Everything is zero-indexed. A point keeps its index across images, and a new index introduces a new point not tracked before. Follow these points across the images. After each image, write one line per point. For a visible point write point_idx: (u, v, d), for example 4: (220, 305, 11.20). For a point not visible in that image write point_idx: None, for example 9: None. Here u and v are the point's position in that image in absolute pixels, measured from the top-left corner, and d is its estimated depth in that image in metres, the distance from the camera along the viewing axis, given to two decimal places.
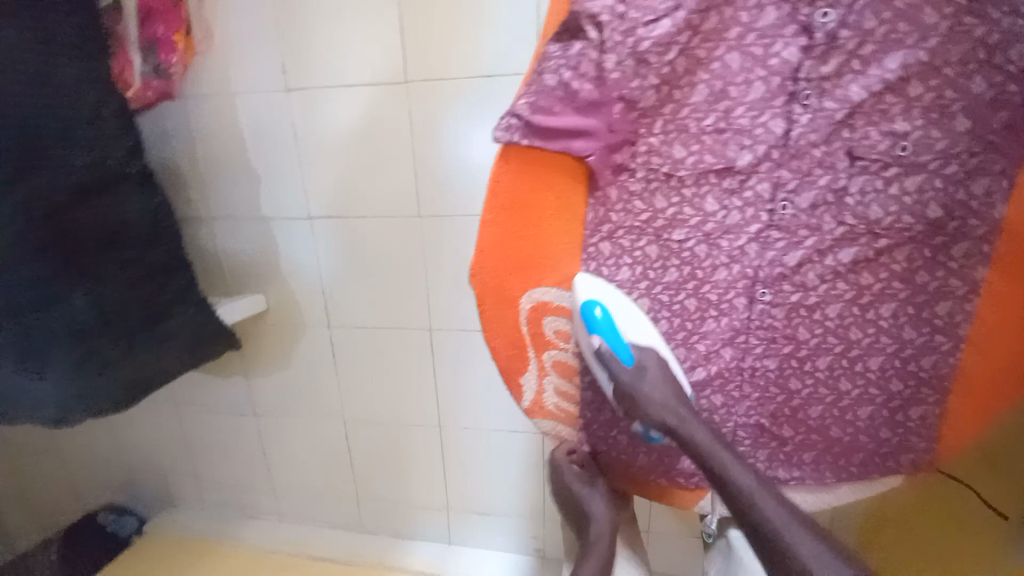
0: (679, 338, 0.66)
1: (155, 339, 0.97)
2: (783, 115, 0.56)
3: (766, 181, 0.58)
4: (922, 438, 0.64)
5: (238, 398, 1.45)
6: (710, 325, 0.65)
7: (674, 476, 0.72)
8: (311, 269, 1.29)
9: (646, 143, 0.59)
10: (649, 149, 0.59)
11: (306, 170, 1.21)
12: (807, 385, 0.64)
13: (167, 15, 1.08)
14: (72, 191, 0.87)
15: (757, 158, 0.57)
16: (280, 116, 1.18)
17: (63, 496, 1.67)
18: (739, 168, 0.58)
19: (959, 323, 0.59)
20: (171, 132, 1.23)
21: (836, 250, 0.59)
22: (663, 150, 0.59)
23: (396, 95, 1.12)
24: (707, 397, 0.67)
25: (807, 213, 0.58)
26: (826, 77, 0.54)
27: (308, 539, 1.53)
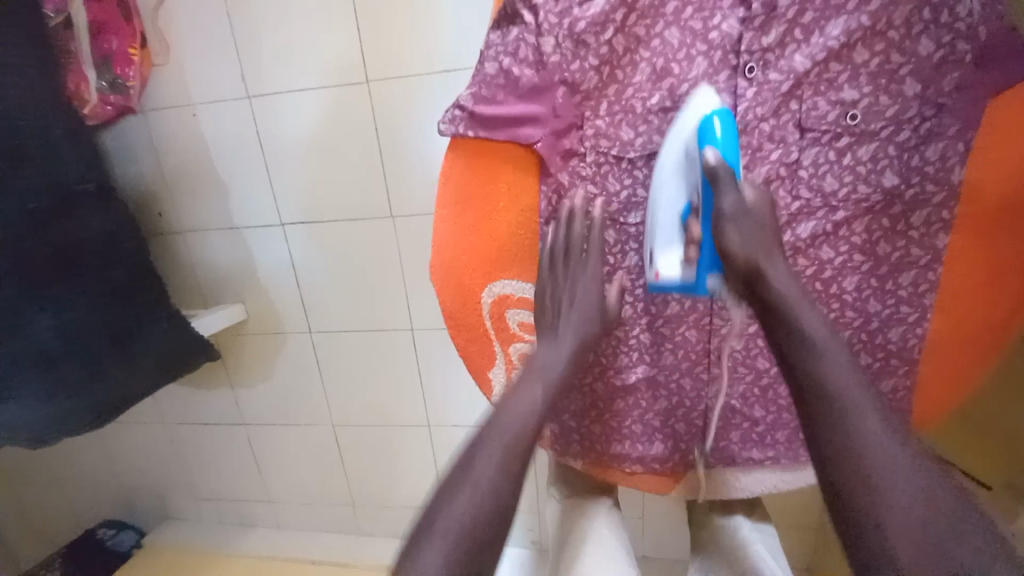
0: (645, 322, 0.66)
1: (130, 360, 0.95)
2: (729, 90, 0.56)
3: None
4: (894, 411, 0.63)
5: (226, 410, 1.44)
6: (674, 308, 0.64)
7: (650, 463, 0.71)
8: (288, 276, 1.28)
9: (594, 126, 0.59)
10: (596, 132, 0.59)
11: (275, 176, 1.19)
12: (775, 363, 0.63)
13: (119, 28, 1.07)
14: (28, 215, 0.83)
15: None
16: (244, 123, 1.16)
17: (60, 515, 1.67)
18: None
19: (924, 293, 0.59)
20: (135, 148, 1.22)
21: (794, 225, 0.58)
22: (610, 133, 0.59)
23: (358, 95, 1.10)
24: (677, 380, 0.67)
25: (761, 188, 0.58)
26: (768, 48, 0.54)
27: (306, 546, 1.53)
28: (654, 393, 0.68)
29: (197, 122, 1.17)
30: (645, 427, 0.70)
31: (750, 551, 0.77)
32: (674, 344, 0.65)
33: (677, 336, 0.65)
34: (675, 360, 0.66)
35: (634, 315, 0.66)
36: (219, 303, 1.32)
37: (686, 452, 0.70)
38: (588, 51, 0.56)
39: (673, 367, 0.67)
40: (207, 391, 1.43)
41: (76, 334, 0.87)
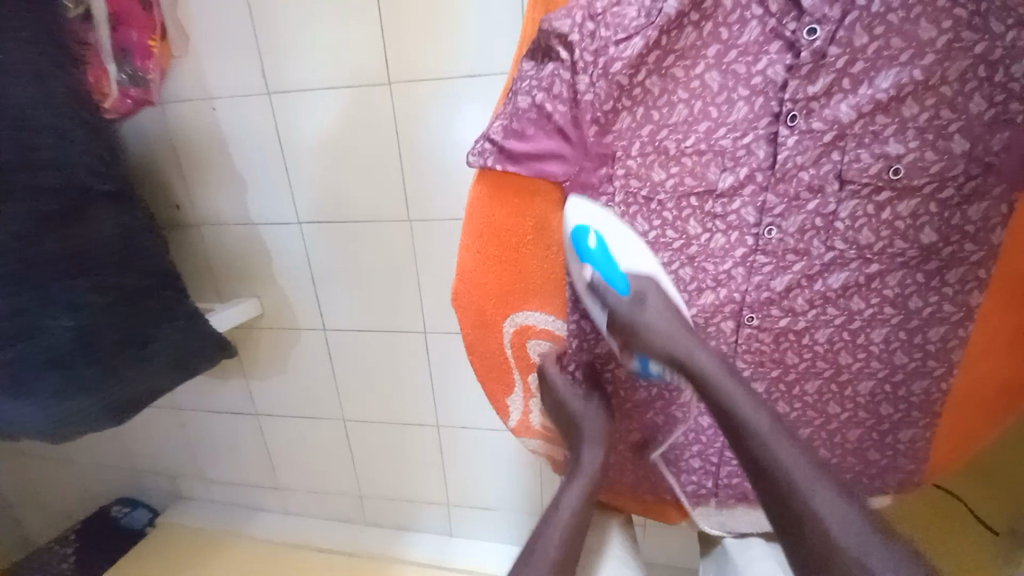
0: None
1: (141, 359, 0.98)
2: (766, 136, 0.58)
3: (750, 205, 0.60)
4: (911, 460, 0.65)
5: (239, 400, 1.46)
6: None
7: (661, 492, 0.73)
8: (303, 273, 1.28)
9: (624, 166, 0.60)
10: (627, 172, 0.60)
11: (293, 175, 1.19)
12: (794, 409, 0.65)
13: (139, 21, 1.05)
14: (55, 213, 0.86)
15: (740, 180, 0.59)
16: (263, 120, 1.15)
17: (74, 488, 1.72)
18: (720, 191, 0.60)
19: (954, 348, 0.60)
20: (155, 139, 1.21)
21: (825, 276, 0.60)
22: (641, 173, 0.60)
23: (379, 96, 1.08)
24: (696, 418, 0.67)
25: (795, 237, 0.59)
26: (812, 97, 0.55)
27: (312, 532, 1.57)
28: (668, 427, 0.68)
29: (217, 117, 1.16)
30: (657, 462, 0.70)
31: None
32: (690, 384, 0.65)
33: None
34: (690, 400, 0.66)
35: None
36: (234, 296, 1.33)
37: (701, 489, 0.70)
38: (630, 97, 0.58)
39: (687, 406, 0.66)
40: (221, 382, 1.45)
41: (91, 334, 0.90)
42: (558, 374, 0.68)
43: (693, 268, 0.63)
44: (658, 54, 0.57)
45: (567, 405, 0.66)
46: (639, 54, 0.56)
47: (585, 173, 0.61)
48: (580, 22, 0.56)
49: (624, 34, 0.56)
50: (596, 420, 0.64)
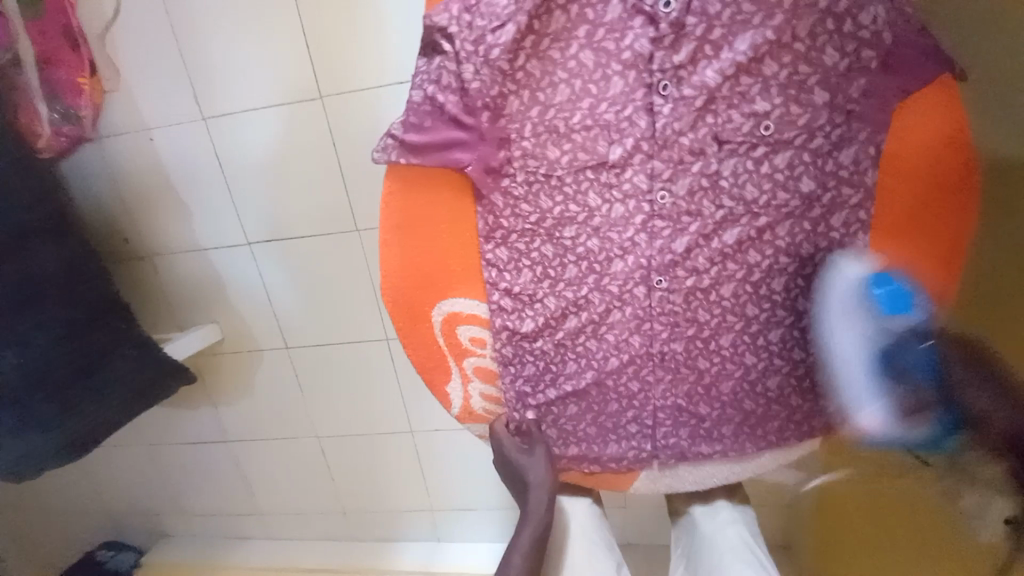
0: (589, 330, 0.70)
1: (98, 388, 0.98)
2: (649, 111, 0.64)
3: (641, 172, 0.65)
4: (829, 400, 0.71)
5: (212, 428, 1.46)
6: (615, 315, 0.69)
7: (605, 463, 0.73)
8: (259, 294, 1.29)
9: (521, 148, 0.66)
10: (524, 153, 0.66)
11: (238, 198, 1.20)
12: (715, 363, 0.70)
13: (67, 59, 1.06)
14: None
15: (628, 151, 0.65)
16: (201, 145, 1.16)
17: (55, 539, 1.68)
18: (612, 162, 0.65)
19: (850, 288, 0.67)
20: (97, 177, 1.22)
21: (721, 232, 0.66)
22: (537, 153, 0.66)
23: (311, 111, 1.11)
24: (626, 383, 0.71)
25: (686, 199, 0.66)
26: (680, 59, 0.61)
27: (300, 554, 1.55)
28: (603, 398, 0.72)
29: (155, 147, 1.18)
30: (599, 430, 0.73)
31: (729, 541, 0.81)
32: (619, 350, 0.70)
33: (621, 341, 0.70)
34: (621, 364, 0.71)
35: (579, 326, 0.70)
36: (193, 325, 1.33)
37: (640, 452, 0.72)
38: (514, 82, 0.64)
39: (619, 371, 0.71)
40: (192, 411, 1.44)
41: (39, 369, 0.90)
42: (506, 434, 0.73)
43: (600, 235, 0.67)
44: (534, 39, 0.63)
45: (512, 461, 0.72)
46: (513, 41, 0.62)
47: (488, 155, 0.66)
48: (457, 16, 0.62)
49: (498, 22, 0.61)
50: (543, 473, 0.70)
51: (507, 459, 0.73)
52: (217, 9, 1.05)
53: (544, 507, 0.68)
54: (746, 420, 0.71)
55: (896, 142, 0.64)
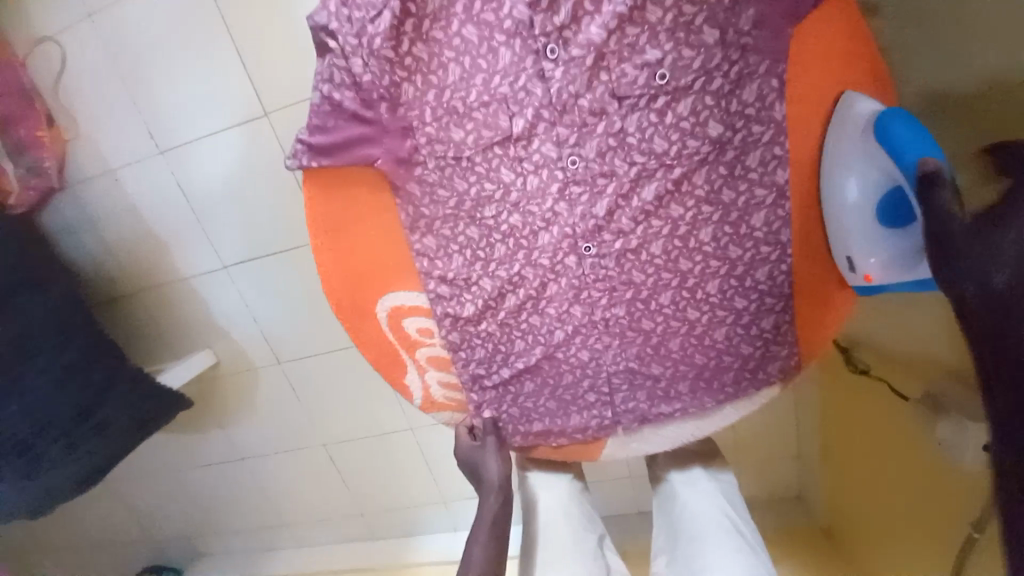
0: (530, 305, 0.71)
1: (95, 427, 1.02)
2: (541, 79, 0.62)
3: (548, 141, 0.64)
4: (782, 345, 0.69)
5: (223, 449, 1.51)
6: (552, 288, 0.69)
7: (571, 434, 0.75)
8: (244, 315, 1.32)
9: (425, 134, 0.65)
10: (429, 138, 0.65)
11: (207, 224, 1.23)
12: (659, 322, 0.69)
13: (25, 117, 1.12)
14: None
15: (530, 121, 0.63)
16: (164, 178, 1.19)
17: (102, 570, 1.77)
18: (517, 136, 0.63)
19: (779, 230, 0.65)
20: (73, 223, 1.26)
21: (639, 191, 0.65)
22: (442, 136, 0.65)
23: (260, 129, 1.12)
24: (575, 353, 0.72)
25: (597, 160, 0.64)
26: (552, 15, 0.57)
27: (328, 557, 1.62)
28: (556, 371, 0.73)
29: (121, 186, 1.21)
30: (559, 403, 0.74)
31: (702, 508, 0.84)
32: (563, 322, 0.71)
33: (562, 313, 0.70)
34: (566, 336, 0.71)
35: (519, 301, 0.70)
36: (188, 353, 1.37)
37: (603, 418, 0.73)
38: (405, 69, 0.63)
39: (566, 342, 0.71)
40: (202, 435, 1.50)
41: (37, 415, 0.95)
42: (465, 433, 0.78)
43: (519, 209, 0.66)
44: (414, 22, 0.62)
45: (468, 457, 0.77)
46: (393, 27, 0.61)
47: (397, 147, 0.66)
48: (336, 10, 0.60)
49: (375, 11, 0.60)
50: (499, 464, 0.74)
51: (466, 457, 0.77)
52: (156, 42, 1.07)
53: (501, 496, 0.73)
54: (701, 374, 0.71)
55: (802, 83, 0.61)
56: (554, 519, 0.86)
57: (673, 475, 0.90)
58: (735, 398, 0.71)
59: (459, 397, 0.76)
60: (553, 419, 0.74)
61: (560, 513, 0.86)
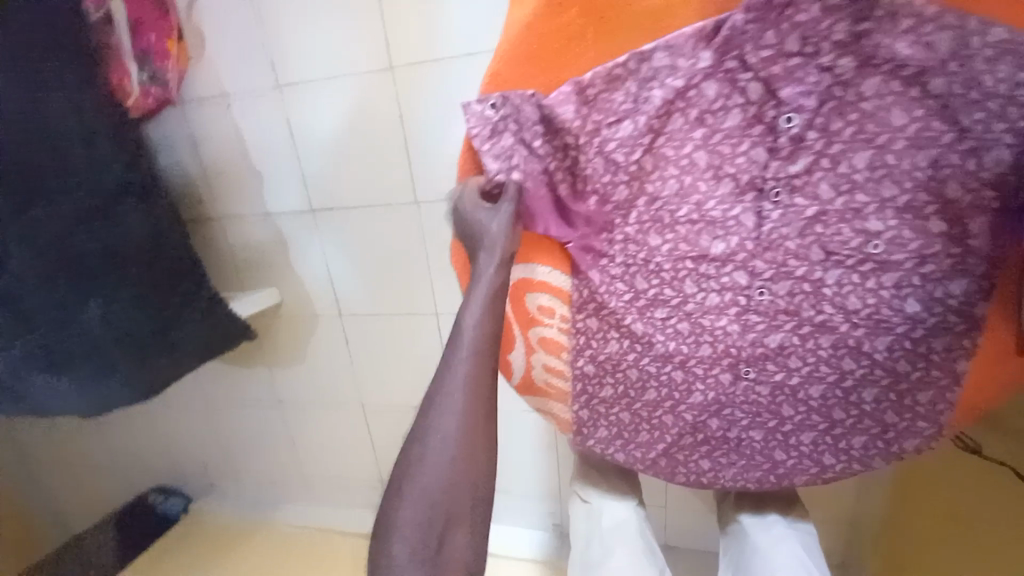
0: (681, 313, 0.63)
1: (167, 345, 1.02)
2: (776, 56, 0.51)
3: (760, 145, 0.54)
4: (929, 422, 0.62)
5: (265, 389, 1.51)
6: (712, 299, 0.61)
7: (675, 453, 0.70)
8: (318, 263, 1.32)
9: (602, 90, 0.56)
10: (601, 92, 0.56)
11: (306, 164, 1.23)
12: (808, 363, 0.62)
13: (158, 24, 1.12)
14: (94, 203, 0.92)
15: (750, 96, 0.53)
16: (275, 111, 1.19)
17: (115, 484, 1.80)
18: (715, 108, 0.54)
19: (974, 302, 0.56)
20: (176, 139, 1.27)
21: (862, 216, 0.55)
22: (612, 100, 0.56)
23: (383, 81, 1.11)
24: (716, 375, 0.64)
25: (804, 173, 0.55)
26: (785, 6, 0.50)
27: (338, 518, 1.60)
28: (686, 387, 0.66)
29: (232, 112, 1.22)
30: (675, 422, 0.68)
31: (778, 555, 0.79)
32: (715, 338, 0.63)
33: (717, 330, 0.62)
34: (715, 354, 0.63)
35: (669, 306, 0.63)
36: (254, 287, 1.37)
37: (711, 447, 0.68)
38: None
39: (713, 361, 0.64)
40: (248, 371, 1.50)
41: (121, 320, 0.95)
42: None
43: (691, 212, 0.58)
44: None
45: None
46: None
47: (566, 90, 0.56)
48: None
49: None
50: (473, 362, 0.55)
51: (462, 215, 0.60)
52: None
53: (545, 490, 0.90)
54: (830, 429, 0.64)
55: None
56: (609, 536, 0.86)
57: (745, 517, 0.86)
58: (860, 463, 0.65)
59: (562, 386, 0.71)
60: (653, 436, 0.70)
61: (616, 532, 0.86)
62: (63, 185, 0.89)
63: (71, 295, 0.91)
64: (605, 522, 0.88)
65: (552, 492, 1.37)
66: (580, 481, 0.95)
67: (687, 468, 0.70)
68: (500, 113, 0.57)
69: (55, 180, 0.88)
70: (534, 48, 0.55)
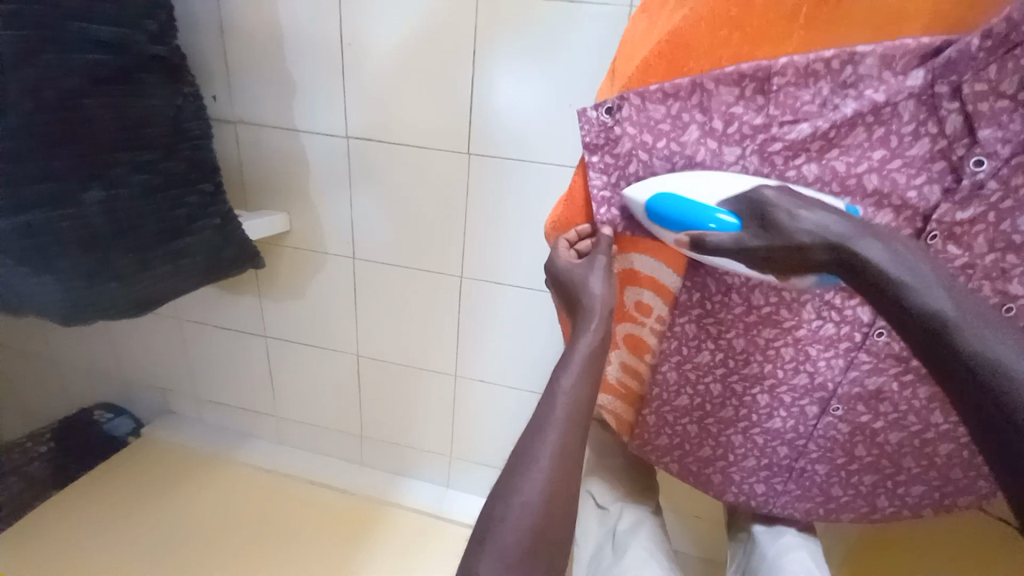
0: (791, 338, 0.59)
1: (173, 253, 0.92)
2: (987, 93, 0.47)
3: (935, 184, 0.51)
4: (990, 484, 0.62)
5: (248, 319, 1.39)
6: (826, 330, 0.58)
7: (731, 472, 0.68)
8: (340, 195, 1.20)
9: (793, 83, 0.50)
10: (786, 83, 0.50)
11: (349, 84, 1.09)
12: (897, 411, 0.60)
13: None
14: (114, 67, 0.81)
15: (940, 130, 0.50)
16: (327, 13, 1.04)
17: (59, 389, 1.65)
18: (901, 130, 0.50)
19: None
20: (199, 18, 1.09)
21: (1009, 279, 0.53)
22: (793, 97, 0.51)
23: (461, 10, 0.99)
24: (801, 406, 0.62)
25: (965, 224, 0.51)
26: (1016, 45, 0.45)
27: (307, 465, 1.53)
28: (767, 412, 0.63)
29: (274, 4, 1.05)
30: (742, 443, 0.66)
31: (791, 561, 0.74)
32: (815, 370, 0.60)
33: (820, 363, 0.59)
34: (808, 385, 0.61)
35: (778, 330, 0.59)
36: (262, 208, 1.24)
37: (770, 473, 0.67)
38: None
39: (803, 392, 0.61)
40: (234, 298, 1.37)
41: (121, 214, 0.85)
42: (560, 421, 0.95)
43: None
44: None
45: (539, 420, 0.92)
46: None
47: (749, 72, 0.50)
48: None
49: None
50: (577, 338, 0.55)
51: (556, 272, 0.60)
52: None
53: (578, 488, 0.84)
54: (893, 474, 0.64)
55: None
56: (621, 539, 0.80)
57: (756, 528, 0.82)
58: (908, 509, 0.66)
59: (635, 387, 0.69)
60: (715, 452, 0.68)
61: (632, 535, 0.80)
62: (82, 41, 0.77)
63: (62, 177, 0.78)
64: (619, 525, 0.82)
65: None
66: (596, 481, 0.90)
67: (739, 489, 0.69)
68: (617, 119, 0.55)
69: (75, 29, 0.76)
70: (734, 14, 0.49)
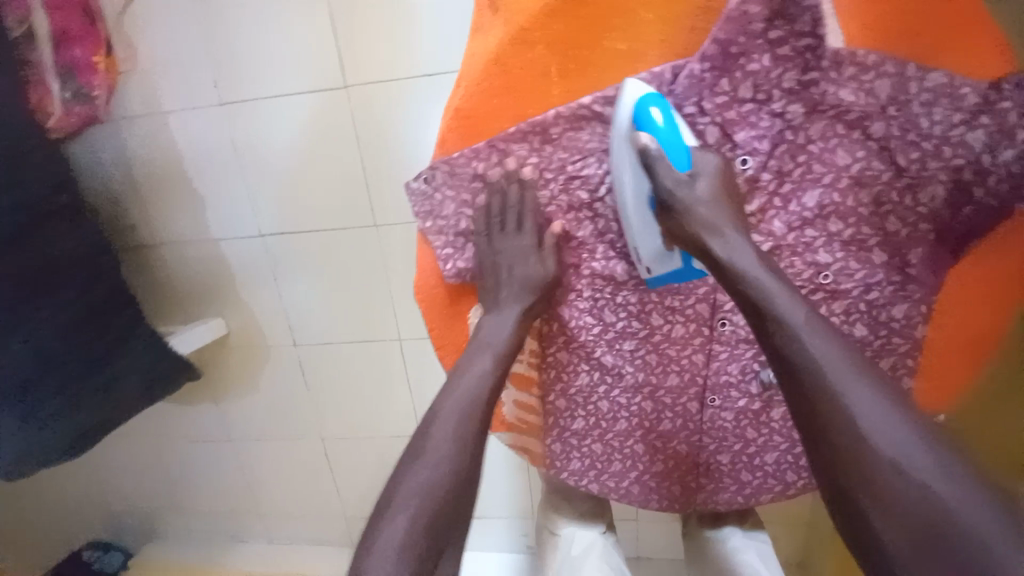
0: (651, 342, 0.64)
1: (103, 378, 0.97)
2: (730, 103, 0.54)
3: None
4: None
5: (211, 424, 1.41)
6: (677, 330, 0.63)
7: (647, 479, 0.70)
8: (269, 288, 1.25)
9: (571, 128, 0.57)
10: (565, 130, 0.57)
11: (253, 187, 1.16)
12: (768, 390, 0.63)
13: (85, 39, 1.00)
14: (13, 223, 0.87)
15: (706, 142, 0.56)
16: (218, 129, 1.12)
17: (45, 537, 1.63)
18: None
19: (917, 325, 0.58)
20: (105, 159, 1.18)
21: (815, 251, 0.57)
22: (571, 141, 0.58)
23: (337, 101, 1.07)
24: (684, 403, 0.65)
25: (757, 217, 0.57)
26: (739, 55, 0.52)
27: (297, 558, 1.51)
28: (656, 414, 0.67)
29: (170, 132, 1.13)
30: (647, 448, 0.69)
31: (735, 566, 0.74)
32: (682, 366, 0.64)
33: (684, 359, 0.64)
34: (682, 382, 0.65)
35: (640, 339, 0.64)
36: (198, 318, 1.29)
37: (682, 472, 0.69)
38: None
39: (681, 390, 0.65)
40: (193, 407, 1.40)
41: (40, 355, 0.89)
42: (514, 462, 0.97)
43: None
44: None
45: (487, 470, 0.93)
46: None
47: (534, 128, 0.57)
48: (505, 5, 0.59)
49: None
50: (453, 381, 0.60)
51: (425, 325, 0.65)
52: None
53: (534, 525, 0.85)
54: (793, 449, 0.65)
55: None
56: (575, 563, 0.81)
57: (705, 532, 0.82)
58: None
59: (533, 420, 0.70)
60: (626, 464, 0.70)
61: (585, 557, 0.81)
62: None
63: None
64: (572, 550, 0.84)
65: (524, 512, 1.35)
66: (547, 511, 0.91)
67: (660, 494, 0.71)
68: (434, 187, 0.61)
69: None
70: (499, 83, 0.56)
